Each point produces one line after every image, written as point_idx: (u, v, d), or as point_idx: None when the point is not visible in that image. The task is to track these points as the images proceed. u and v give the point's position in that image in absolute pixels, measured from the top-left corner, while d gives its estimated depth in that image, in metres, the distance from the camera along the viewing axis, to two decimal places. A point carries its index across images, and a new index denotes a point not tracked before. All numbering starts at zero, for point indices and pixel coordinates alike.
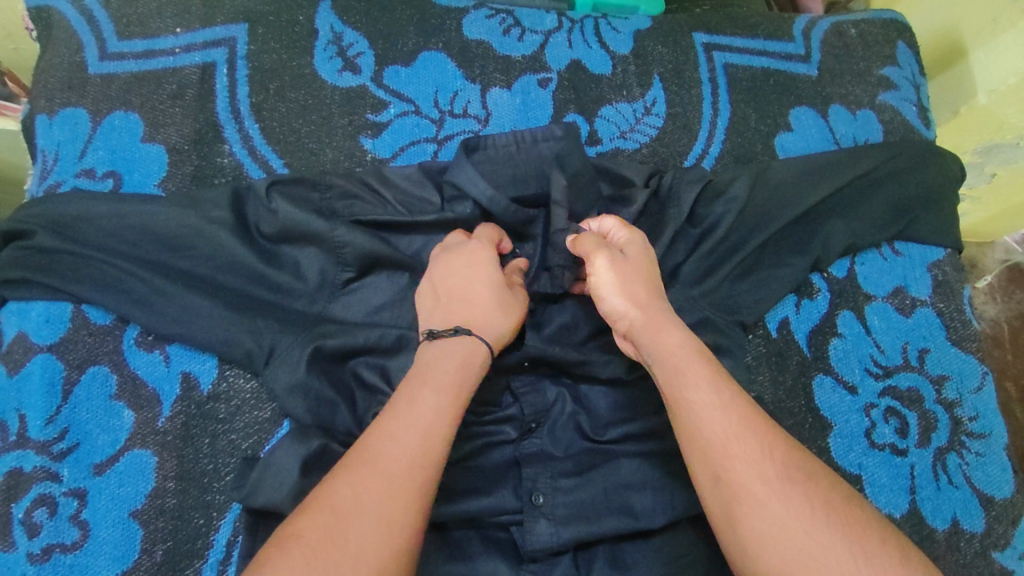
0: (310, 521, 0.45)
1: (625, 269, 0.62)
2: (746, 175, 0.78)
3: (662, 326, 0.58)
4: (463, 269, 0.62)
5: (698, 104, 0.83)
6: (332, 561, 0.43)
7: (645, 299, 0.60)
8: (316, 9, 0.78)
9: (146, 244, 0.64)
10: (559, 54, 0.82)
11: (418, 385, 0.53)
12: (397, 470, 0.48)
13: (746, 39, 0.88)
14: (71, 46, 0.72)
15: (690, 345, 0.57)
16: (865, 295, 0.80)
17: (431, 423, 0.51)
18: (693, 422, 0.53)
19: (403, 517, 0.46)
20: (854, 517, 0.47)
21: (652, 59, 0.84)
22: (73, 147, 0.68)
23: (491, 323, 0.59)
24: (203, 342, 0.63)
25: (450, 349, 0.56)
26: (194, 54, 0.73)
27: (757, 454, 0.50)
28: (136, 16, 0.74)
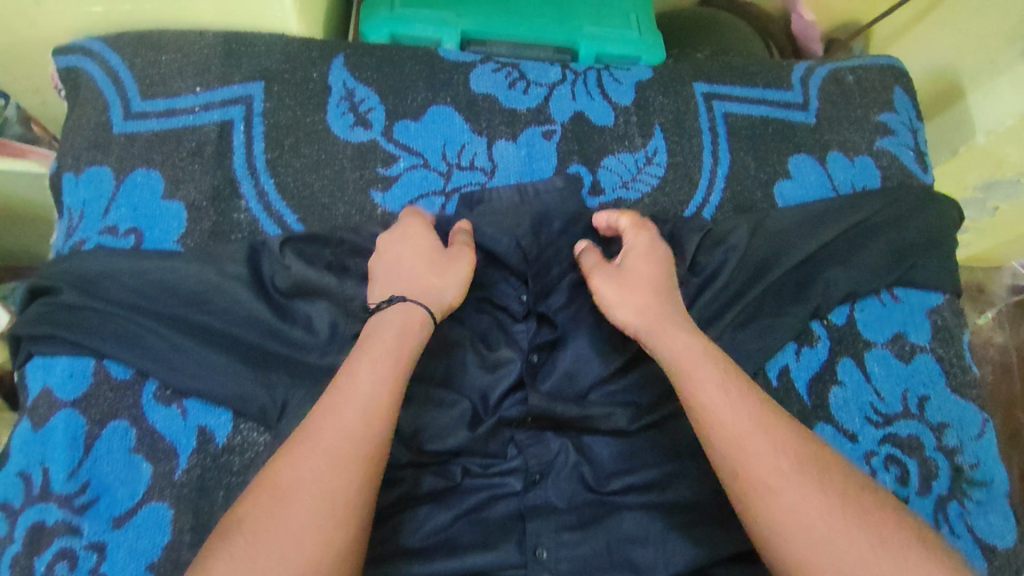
0: (260, 499, 0.52)
1: (627, 279, 0.67)
2: (744, 225, 0.80)
3: (668, 329, 0.63)
4: (404, 244, 0.67)
5: (698, 154, 0.85)
6: (283, 530, 0.50)
7: (654, 303, 0.65)
8: (329, 65, 0.80)
9: (167, 301, 0.67)
10: (560, 107, 0.85)
11: (357, 366, 0.58)
12: (339, 449, 0.54)
13: (745, 88, 0.89)
14: (98, 107, 0.75)
15: (697, 345, 0.62)
16: (864, 342, 0.81)
17: (368, 397, 0.56)
18: (705, 420, 0.58)
19: (343, 489, 0.53)
20: (861, 502, 0.54)
21: (654, 109, 0.87)
22: (97, 204, 0.72)
23: (432, 289, 0.64)
24: (219, 396, 0.65)
25: (386, 320, 0.61)
26: (212, 112, 0.76)
27: (770, 450, 0.56)
28: (158, 75, 0.77)
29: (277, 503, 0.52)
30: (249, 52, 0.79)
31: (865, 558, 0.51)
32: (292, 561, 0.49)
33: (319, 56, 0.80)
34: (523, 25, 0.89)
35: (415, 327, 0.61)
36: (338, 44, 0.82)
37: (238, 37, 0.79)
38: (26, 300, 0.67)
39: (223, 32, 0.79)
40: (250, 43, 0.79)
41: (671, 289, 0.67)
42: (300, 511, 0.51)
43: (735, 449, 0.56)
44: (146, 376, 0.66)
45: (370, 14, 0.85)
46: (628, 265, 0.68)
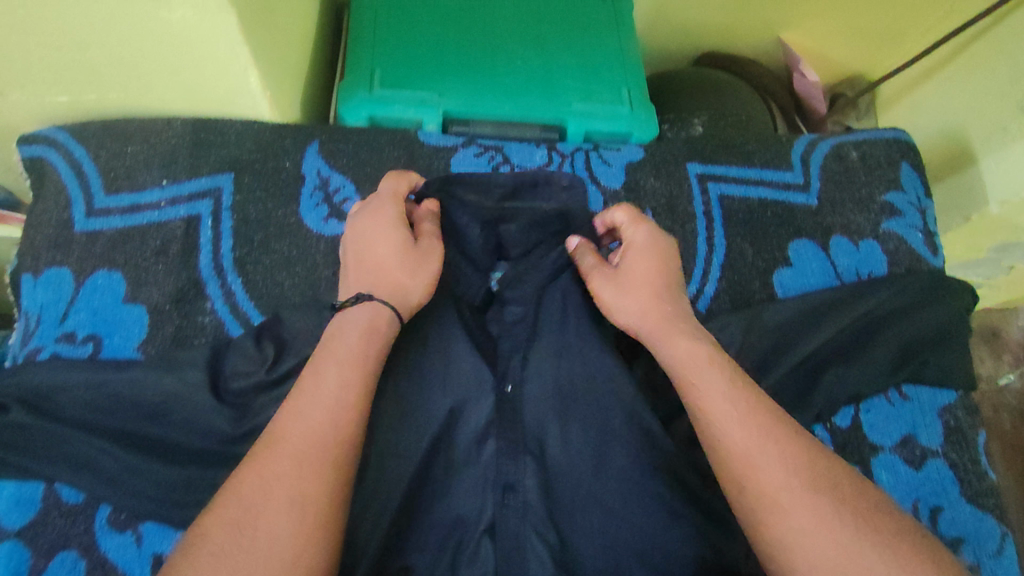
0: (218, 518, 0.46)
1: (625, 279, 0.64)
2: (739, 320, 0.75)
3: (670, 330, 0.61)
4: (372, 233, 0.64)
5: (691, 241, 0.81)
6: (240, 552, 0.44)
7: (654, 305, 0.63)
8: (303, 154, 0.77)
9: (118, 415, 0.63)
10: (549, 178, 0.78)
11: (325, 367, 0.54)
12: (306, 454, 0.49)
13: (742, 168, 0.85)
14: (60, 202, 0.73)
15: (702, 347, 0.59)
16: (870, 446, 0.76)
17: (337, 400, 0.52)
18: (714, 424, 0.54)
19: (316, 494, 0.48)
20: (880, 525, 0.48)
21: (644, 193, 0.83)
22: (55, 309, 0.69)
23: (399, 289, 0.61)
24: (176, 523, 0.62)
25: (353, 317, 0.58)
26: (179, 207, 0.73)
27: (780, 465, 0.51)
28: (124, 169, 0.74)
29: (242, 516, 0.46)
30: (218, 141, 0.76)
31: None
32: None
33: (292, 144, 0.77)
34: (509, 102, 0.85)
35: (375, 331, 0.57)
36: (313, 129, 0.79)
37: (207, 125, 0.76)
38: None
39: (191, 119, 0.76)
40: (219, 131, 0.76)
41: (672, 291, 0.65)
42: (268, 520, 0.46)
43: (749, 457, 0.51)
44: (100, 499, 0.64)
45: (348, 95, 0.82)
46: (625, 266, 0.66)
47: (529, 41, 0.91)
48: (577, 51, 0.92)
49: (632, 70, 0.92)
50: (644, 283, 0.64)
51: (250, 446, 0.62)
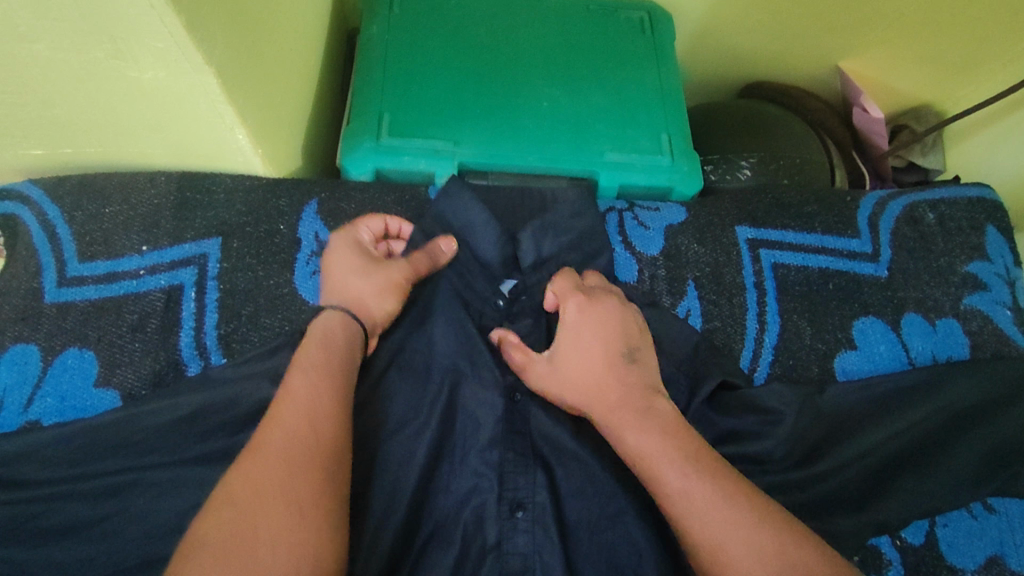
0: (210, 524, 0.42)
1: (567, 367, 0.57)
2: (792, 405, 0.65)
3: (623, 417, 0.53)
4: (340, 252, 0.63)
5: (740, 317, 0.70)
6: (241, 551, 0.41)
7: (606, 387, 0.55)
8: (300, 215, 0.69)
9: (86, 525, 0.55)
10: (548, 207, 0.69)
11: (301, 373, 0.52)
12: (294, 452, 0.46)
13: (799, 233, 0.74)
14: (30, 268, 0.65)
15: (662, 438, 0.50)
16: (949, 568, 0.64)
17: (313, 396, 0.50)
18: (672, 516, 0.48)
19: (313, 485, 0.45)
20: None
21: (684, 260, 0.72)
22: (20, 393, 0.61)
23: (361, 297, 0.60)
24: None
25: (312, 326, 0.57)
26: (159, 276, 0.65)
27: (750, 558, 0.44)
28: (101, 232, 0.66)
29: (238, 516, 0.43)
30: (204, 201, 0.67)
31: None
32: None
33: (288, 204, 0.69)
34: (533, 153, 0.76)
35: (337, 330, 0.57)
36: (312, 184, 0.71)
37: (193, 182, 0.68)
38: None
39: (176, 174, 0.68)
40: (207, 189, 0.68)
41: (623, 364, 0.56)
42: (267, 515, 0.43)
43: (704, 544, 0.45)
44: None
45: (352, 146, 0.73)
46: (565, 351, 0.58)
47: (557, 81, 0.82)
48: (610, 92, 0.82)
49: (672, 113, 0.82)
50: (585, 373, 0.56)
51: None
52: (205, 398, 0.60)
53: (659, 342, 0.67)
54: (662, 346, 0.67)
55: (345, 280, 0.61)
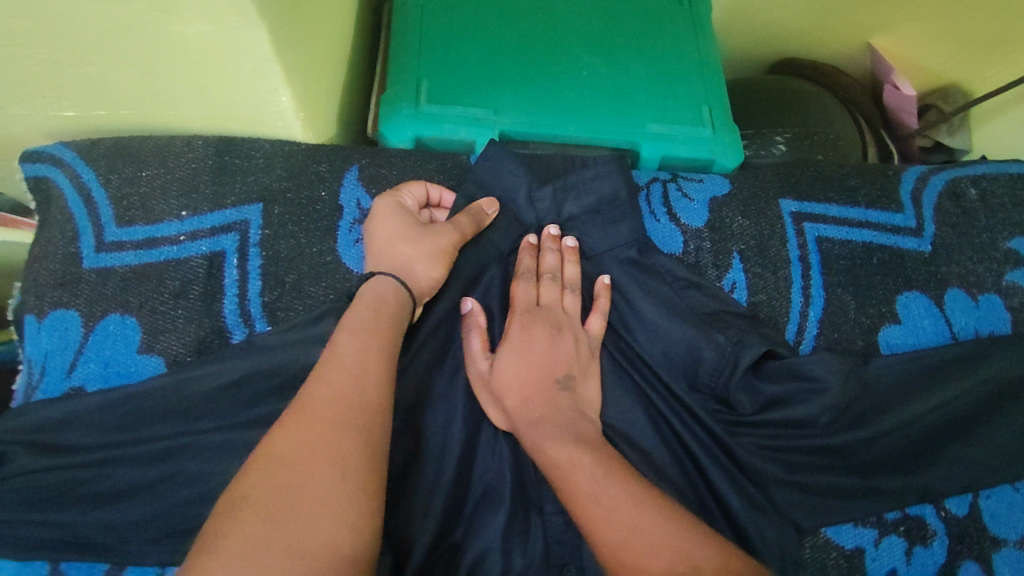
0: (256, 478, 0.42)
1: (497, 381, 0.60)
2: (840, 369, 0.65)
3: (544, 431, 0.56)
4: (385, 219, 0.62)
5: (785, 291, 0.70)
6: (286, 509, 0.41)
7: (533, 406, 0.58)
8: (341, 181, 0.67)
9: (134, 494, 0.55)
10: (592, 169, 0.67)
11: (352, 336, 0.52)
12: (344, 416, 0.46)
13: (843, 207, 0.73)
14: (66, 233, 0.64)
15: (579, 447, 0.54)
16: (992, 539, 0.64)
17: (362, 362, 0.50)
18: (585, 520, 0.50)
19: (362, 449, 0.45)
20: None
21: (730, 232, 0.71)
22: (62, 358, 0.60)
23: (407, 262, 0.59)
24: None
25: (361, 291, 0.57)
26: (200, 242, 0.63)
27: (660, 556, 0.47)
28: (138, 197, 0.64)
29: (283, 476, 0.42)
30: (244, 166, 0.65)
31: None
32: (308, 539, 0.40)
33: (328, 170, 0.67)
34: (574, 122, 0.74)
35: (387, 297, 0.56)
36: (351, 151, 0.69)
37: (231, 146, 0.66)
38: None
39: (213, 138, 0.66)
40: (246, 153, 0.66)
41: (555, 390, 0.59)
42: (320, 475, 0.42)
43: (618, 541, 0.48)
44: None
45: (391, 113, 0.72)
46: (505, 358, 0.60)
47: (596, 50, 0.80)
48: (650, 62, 0.80)
49: (713, 86, 0.81)
50: (516, 372, 0.59)
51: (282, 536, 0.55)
52: (251, 366, 0.59)
53: (705, 312, 0.66)
54: (706, 316, 0.66)
55: (395, 247, 0.60)
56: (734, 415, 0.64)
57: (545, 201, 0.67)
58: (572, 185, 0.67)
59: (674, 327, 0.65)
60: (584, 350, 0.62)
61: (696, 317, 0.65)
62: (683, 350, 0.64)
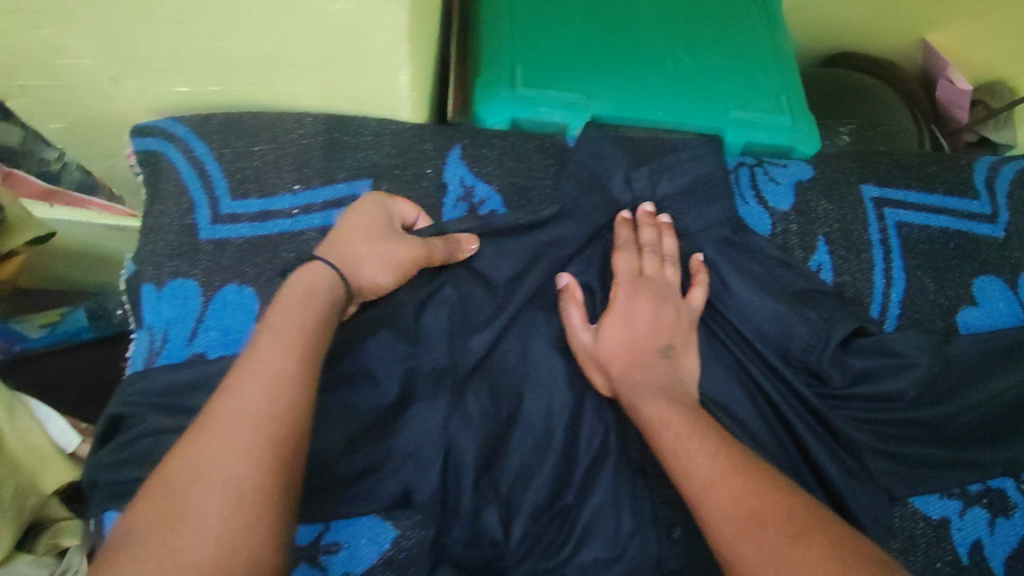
0: (147, 503, 0.39)
1: (603, 347, 0.62)
2: (929, 346, 0.67)
3: (646, 391, 0.59)
4: (356, 215, 0.60)
5: (868, 273, 0.73)
6: (173, 537, 0.38)
7: (634, 369, 0.61)
8: (445, 160, 0.69)
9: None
10: (689, 151, 0.69)
11: (271, 335, 0.48)
12: (248, 434, 0.42)
13: (921, 193, 0.76)
14: (182, 205, 0.65)
15: (678, 409, 0.58)
16: None
17: (275, 363, 0.45)
18: (674, 471, 0.55)
19: (265, 470, 0.41)
20: (839, 546, 0.45)
21: (815, 216, 0.74)
22: (183, 326, 0.62)
23: (355, 262, 0.57)
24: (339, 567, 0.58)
25: (293, 282, 0.53)
26: (313, 216, 0.65)
27: (736, 493, 0.50)
28: (251, 171, 0.66)
29: (174, 502, 0.39)
30: (353, 143, 0.67)
31: None
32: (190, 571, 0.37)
33: (433, 149, 0.69)
34: (662, 108, 0.76)
35: (321, 290, 0.53)
36: (453, 131, 0.71)
37: (341, 123, 0.67)
38: (98, 444, 0.59)
39: (322, 115, 0.68)
40: (355, 131, 0.68)
41: (655, 356, 0.61)
42: (202, 506, 0.39)
43: (703, 482, 0.52)
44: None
45: (488, 96, 0.74)
46: (609, 322, 0.62)
47: (678, 38, 0.81)
48: (729, 51, 0.82)
49: (789, 76, 0.83)
50: (618, 338, 0.62)
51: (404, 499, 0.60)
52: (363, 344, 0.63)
53: (796, 290, 0.69)
54: (797, 293, 0.69)
55: (358, 244, 0.58)
56: (826, 390, 0.66)
57: (644, 180, 0.69)
58: (668, 165, 0.69)
59: (768, 304, 0.67)
60: (685, 320, 0.63)
61: (788, 295, 0.68)
62: (776, 327, 0.67)
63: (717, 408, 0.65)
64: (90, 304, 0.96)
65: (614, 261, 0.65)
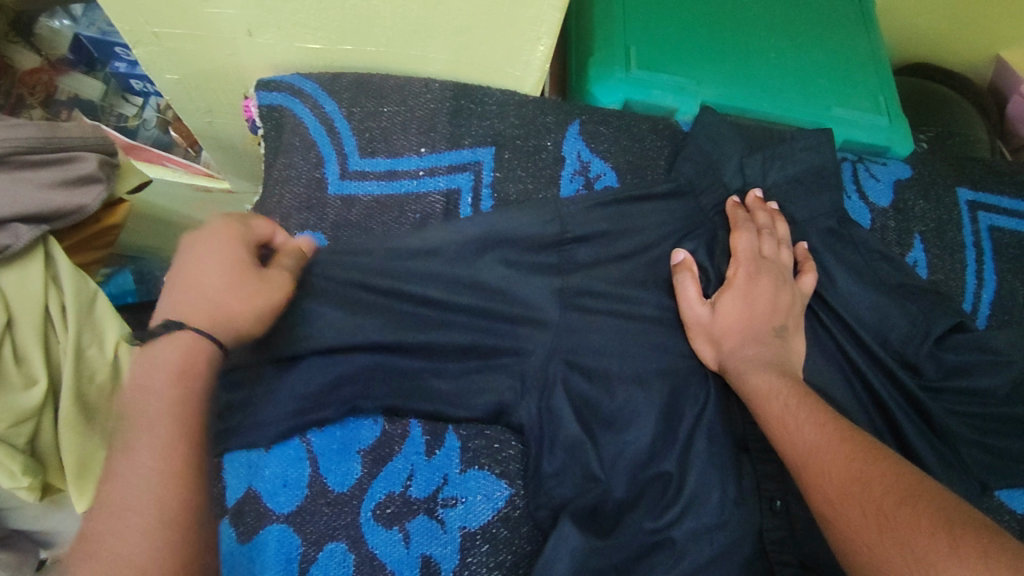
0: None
1: (718, 322, 0.64)
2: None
3: (754, 365, 0.61)
4: (205, 269, 0.52)
5: (961, 273, 0.75)
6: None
7: (745, 344, 0.63)
8: (565, 134, 0.71)
9: (368, 383, 0.62)
10: (804, 141, 0.71)
11: (138, 433, 0.45)
12: (141, 549, 0.41)
13: (1014, 200, 0.78)
14: (310, 159, 0.69)
15: (785, 380, 0.59)
16: None
17: (168, 414, 0.46)
18: (782, 439, 0.56)
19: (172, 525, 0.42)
20: (940, 509, 0.43)
21: (912, 214, 0.76)
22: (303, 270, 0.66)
23: (221, 317, 0.51)
24: (456, 520, 0.59)
25: (152, 357, 0.49)
26: (438, 179, 0.68)
27: (843, 458, 0.50)
28: (379, 131, 0.69)
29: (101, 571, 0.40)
30: (478, 111, 0.70)
31: (930, 557, 0.40)
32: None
33: (553, 122, 0.71)
34: (767, 100, 0.78)
35: (194, 358, 0.49)
36: (572, 107, 0.73)
37: (467, 92, 0.70)
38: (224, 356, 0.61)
39: (449, 83, 0.70)
40: (479, 100, 0.70)
41: (767, 334, 0.63)
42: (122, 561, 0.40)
43: (812, 447, 0.53)
44: (367, 489, 0.60)
45: (603, 75, 0.76)
46: (725, 299, 0.65)
47: (782, 32, 0.83)
48: (829, 50, 0.83)
49: (887, 76, 0.84)
50: (731, 315, 0.64)
51: (512, 458, 0.62)
52: (471, 274, 0.64)
53: (898, 283, 0.70)
54: (899, 286, 0.70)
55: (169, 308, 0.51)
56: (921, 381, 0.68)
57: (755, 164, 0.72)
58: (780, 154, 0.72)
59: (870, 293, 0.69)
60: (797, 303, 0.66)
61: (890, 288, 0.69)
62: (877, 315, 0.68)
63: (821, 391, 0.66)
64: (134, 266, 1.01)
65: (732, 239, 0.67)
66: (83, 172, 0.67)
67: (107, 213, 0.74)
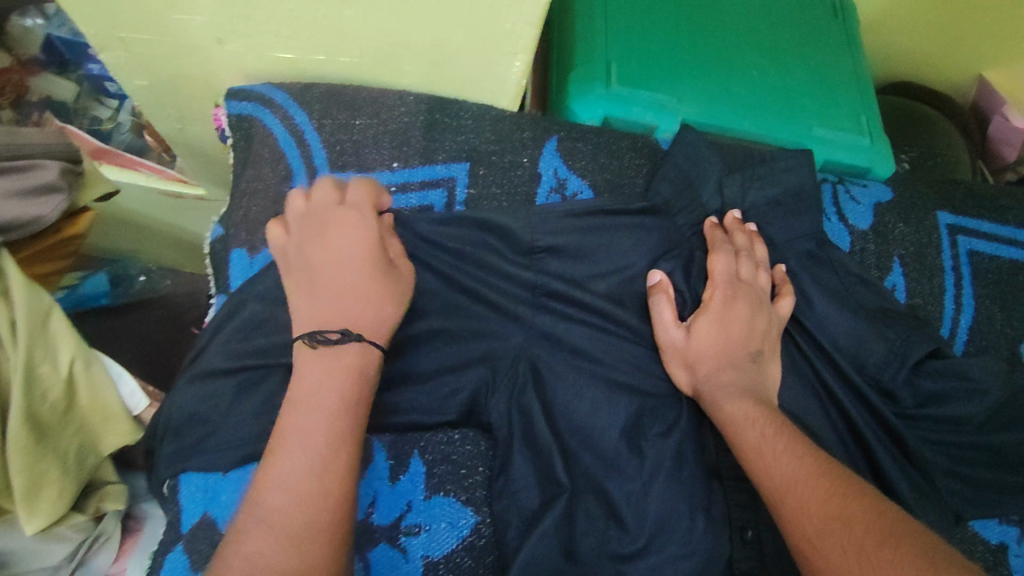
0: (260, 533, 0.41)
1: (692, 346, 0.63)
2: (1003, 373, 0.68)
3: (728, 392, 0.60)
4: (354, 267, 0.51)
5: (939, 297, 0.74)
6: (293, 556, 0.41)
7: (721, 370, 0.61)
8: (542, 150, 0.70)
9: None
10: (783, 162, 0.70)
11: (312, 405, 0.46)
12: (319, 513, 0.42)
13: (994, 224, 0.78)
14: (280, 172, 0.67)
15: (759, 408, 0.58)
16: None
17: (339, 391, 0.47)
18: (755, 469, 0.54)
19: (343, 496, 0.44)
20: (919, 552, 0.42)
21: (892, 237, 0.75)
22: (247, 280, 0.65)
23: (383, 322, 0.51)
24: (419, 548, 0.58)
25: (333, 360, 0.47)
26: (410, 195, 0.67)
27: (820, 491, 0.49)
28: (351, 144, 0.68)
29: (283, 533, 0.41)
30: (453, 125, 0.68)
31: None
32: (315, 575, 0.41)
33: (530, 138, 0.70)
34: (748, 119, 0.78)
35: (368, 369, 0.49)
36: (549, 123, 0.72)
37: (443, 106, 0.68)
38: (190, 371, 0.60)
39: (424, 96, 0.69)
40: (455, 114, 0.69)
41: (742, 360, 0.62)
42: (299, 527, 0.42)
43: (786, 479, 0.51)
44: None
45: (583, 90, 0.75)
46: (701, 323, 0.63)
47: (764, 51, 0.82)
48: (812, 70, 0.83)
49: (870, 97, 0.83)
50: (707, 340, 0.63)
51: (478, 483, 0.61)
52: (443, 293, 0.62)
53: (876, 307, 0.69)
54: (878, 310, 0.69)
55: (331, 304, 0.50)
56: (896, 408, 0.67)
57: (734, 183, 0.70)
58: (759, 174, 0.71)
59: (849, 318, 0.68)
60: (773, 328, 0.65)
61: (868, 313, 0.68)
62: (854, 340, 0.67)
63: (794, 416, 0.65)
64: (109, 269, 1.04)
65: (711, 260, 0.66)
66: (43, 181, 0.65)
67: (70, 223, 0.72)
